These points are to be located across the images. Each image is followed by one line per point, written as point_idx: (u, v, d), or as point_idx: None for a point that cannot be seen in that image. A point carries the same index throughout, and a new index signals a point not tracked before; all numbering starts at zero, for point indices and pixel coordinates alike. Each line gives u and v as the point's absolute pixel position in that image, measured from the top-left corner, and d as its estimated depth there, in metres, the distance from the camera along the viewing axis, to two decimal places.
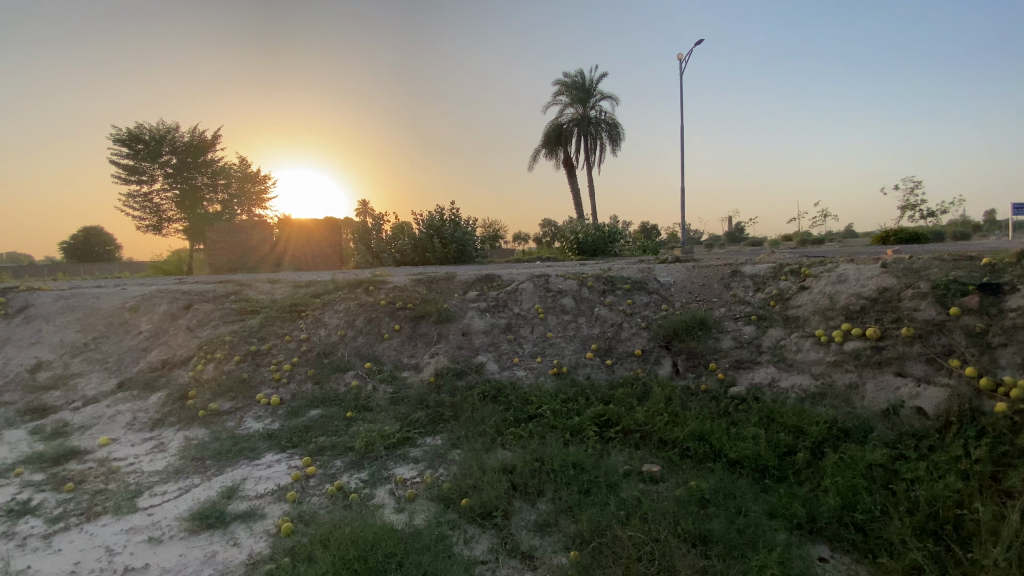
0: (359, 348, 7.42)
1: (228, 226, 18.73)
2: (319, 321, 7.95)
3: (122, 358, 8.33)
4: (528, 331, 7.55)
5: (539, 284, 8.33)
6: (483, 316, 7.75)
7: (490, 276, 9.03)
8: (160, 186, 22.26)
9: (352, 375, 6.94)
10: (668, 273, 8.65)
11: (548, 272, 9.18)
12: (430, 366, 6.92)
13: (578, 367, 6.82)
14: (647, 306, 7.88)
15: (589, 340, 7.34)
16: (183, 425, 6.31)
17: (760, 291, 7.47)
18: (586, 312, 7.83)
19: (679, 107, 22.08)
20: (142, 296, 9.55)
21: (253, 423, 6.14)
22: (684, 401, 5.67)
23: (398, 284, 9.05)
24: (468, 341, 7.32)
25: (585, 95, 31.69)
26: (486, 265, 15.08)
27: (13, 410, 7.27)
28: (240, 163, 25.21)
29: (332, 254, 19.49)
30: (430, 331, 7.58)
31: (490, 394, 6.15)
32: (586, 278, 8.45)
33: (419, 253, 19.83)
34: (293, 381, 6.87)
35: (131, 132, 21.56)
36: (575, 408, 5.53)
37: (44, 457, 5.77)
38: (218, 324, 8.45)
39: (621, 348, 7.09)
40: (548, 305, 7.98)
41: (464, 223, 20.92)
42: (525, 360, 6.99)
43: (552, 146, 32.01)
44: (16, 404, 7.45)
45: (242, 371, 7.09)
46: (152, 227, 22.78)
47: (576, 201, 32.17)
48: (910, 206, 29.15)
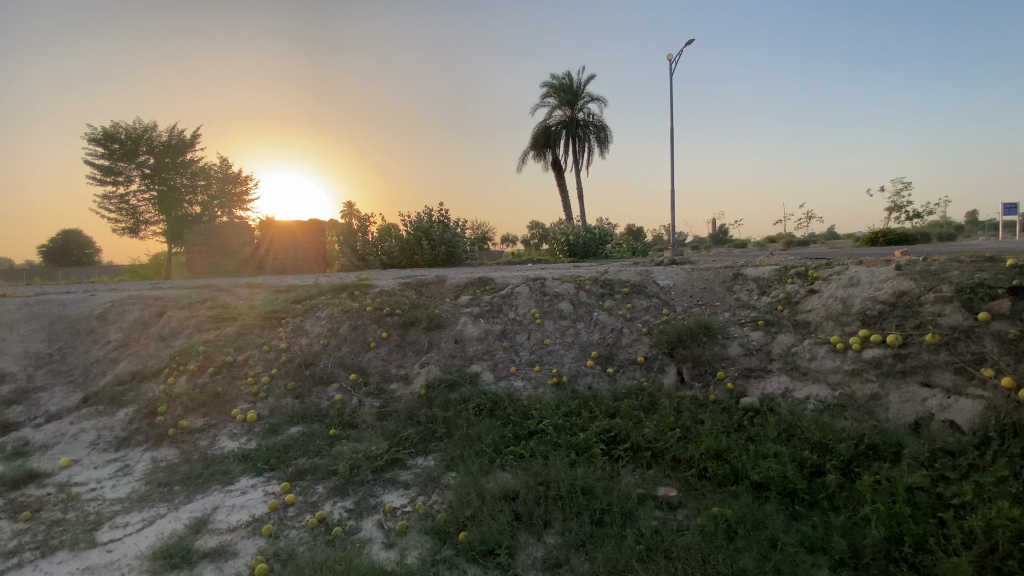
0: (344, 358, 6.94)
1: (206, 231, 17.91)
2: (301, 328, 7.45)
3: (88, 370, 7.74)
4: (524, 338, 7.13)
5: (534, 288, 7.92)
6: (476, 322, 7.31)
7: (482, 279, 8.60)
8: (137, 187, 21.43)
9: (335, 388, 6.48)
10: (668, 275, 8.29)
11: (542, 275, 8.77)
12: (420, 377, 6.47)
13: (578, 376, 6.42)
14: (647, 311, 7.52)
15: (588, 347, 6.95)
16: (151, 445, 5.76)
17: (765, 294, 7.15)
18: (584, 317, 7.43)
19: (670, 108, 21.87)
20: (111, 303, 8.94)
21: (227, 442, 5.63)
22: (694, 413, 5.29)
23: (386, 288, 8.57)
24: (461, 349, 6.88)
25: (574, 97, 31.45)
26: (476, 268, 14.62)
27: None
28: (220, 163, 24.44)
29: (317, 256, 18.87)
30: (420, 338, 7.12)
31: (486, 408, 5.73)
32: (583, 281, 8.06)
33: (407, 256, 19.32)
34: (271, 395, 6.38)
35: (106, 131, 20.72)
36: (579, 422, 5.12)
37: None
38: (192, 333, 7.89)
39: (623, 355, 6.71)
40: (544, 310, 7.57)
41: (453, 225, 20.45)
42: (522, 370, 6.57)
43: (541, 148, 31.67)
44: None
45: (217, 384, 6.56)
46: (129, 230, 21.92)
47: (565, 202, 31.82)
48: (897, 208, 29.31)
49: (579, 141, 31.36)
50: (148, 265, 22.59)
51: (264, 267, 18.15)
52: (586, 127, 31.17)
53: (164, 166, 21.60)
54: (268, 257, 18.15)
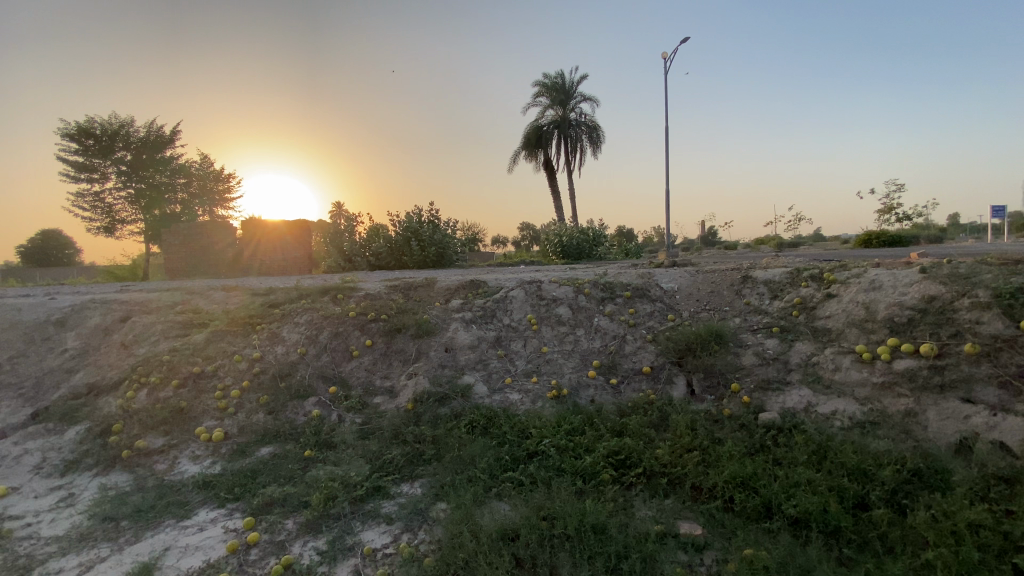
0: (323, 368, 6.34)
1: (188, 226, 17.35)
2: (277, 336, 6.83)
3: (41, 382, 6.88)
4: (521, 346, 6.59)
5: (530, 291, 7.39)
6: (468, 328, 6.74)
7: (474, 282, 8.04)
8: (113, 185, 20.55)
9: (313, 402, 5.89)
10: (671, 278, 7.79)
11: (537, 277, 8.23)
12: (407, 389, 5.90)
13: (580, 388, 5.87)
14: (651, 316, 7.02)
15: (589, 355, 6.42)
16: (100, 470, 5.15)
17: (777, 299, 6.68)
18: (584, 323, 6.91)
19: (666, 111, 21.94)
20: (71, 307, 8.02)
21: (189, 466, 5.03)
22: (711, 431, 4.77)
23: (371, 291, 7.98)
24: (451, 358, 6.32)
25: (566, 98, 31.02)
26: (466, 270, 14.02)
27: None
28: (202, 162, 23.60)
29: (303, 259, 18.17)
30: (406, 347, 6.54)
31: (480, 425, 5.17)
32: (582, 284, 7.52)
33: (395, 257, 18.74)
34: (241, 411, 5.77)
35: (80, 126, 19.80)
36: (583, 442, 4.57)
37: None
38: (158, 340, 7.21)
39: (627, 365, 6.18)
40: (541, 316, 7.03)
41: (442, 225, 19.87)
42: (518, 381, 6.02)
43: (532, 149, 31.15)
44: None
45: (181, 399, 5.92)
46: (104, 229, 21.06)
47: (557, 203, 31.29)
48: (888, 210, 29.23)
49: (571, 141, 30.92)
50: (124, 266, 21.63)
51: (249, 269, 17.42)
52: (578, 127, 30.80)
53: (142, 163, 20.68)
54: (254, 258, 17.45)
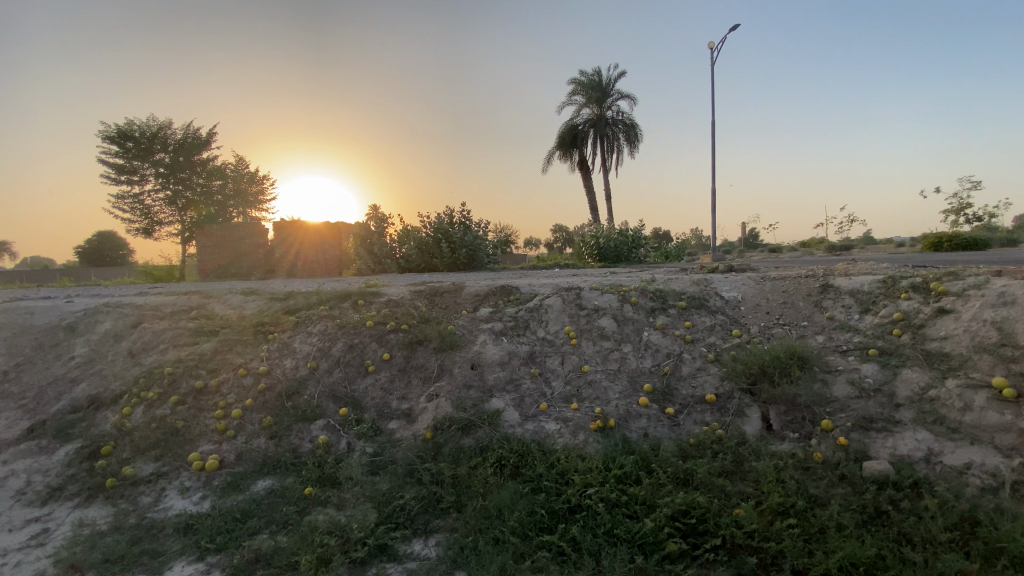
0: (334, 386, 5.58)
1: (221, 229, 17.06)
2: (287, 346, 6.08)
3: (43, 394, 6.08)
4: (557, 364, 5.66)
5: (568, 299, 6.47)
6: (498, 341, 5.86)
7: (505, 289, 7.19)
8: (152, 187, 20.82)
9: (321, 427, 5.14)
10: (733, 287, 6.73)
11: (576, 283, 7.31)
12: (426, 414, 5.09)
13: (630, 418, 4.90)
14: (712, 331, 6.00)
15: (640, 378, 5.45)
16: (81, 501, 4.39)
17: (870, 313, 5.56)
18: (632, 338, 5.94)
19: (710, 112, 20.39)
20: (84, 313, 7.23)
21: (176, 501, 4.33)
22: (802, 483, 3.78)
23: (394, 296, 7.26)
24: (478, 377, 5.45)
25: (602, 95, 29.83)
26: (498, 274, 13.17)
27: None
28: (237, 164, 23.73)
29: (333, 262, 17.75)
30: (428, 362, 5.70)
31: (510, 464, 4.31)
32: (628, 292, 6.56)
33: (426, 258, 18.17)
34: (241, 435, 5.08)
35: (121, 129, 20.12)
36: (640, 494, 3.67)
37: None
38: (166, 349, 6.54)
39: (685, 392, 5.21)
40: (581, 328, 6.09)
41: (474, 226, 19.18)
42: (555, 408, 5.09)
43: (567, 149, 30.09)
44: None
45: (178, 418, 5.27)
46: (143, 231, 21.38)
47: (591, 203, 30.19)
48: (958, 210, 26.75)
49: (608, 141, 29.77)
50: (162, 268, 21.86)
51: (292, 270, 16.95)
52: (615, 126, 29.65)
53: (179, 165, 20.84)
54: (296, 261, 16.97)
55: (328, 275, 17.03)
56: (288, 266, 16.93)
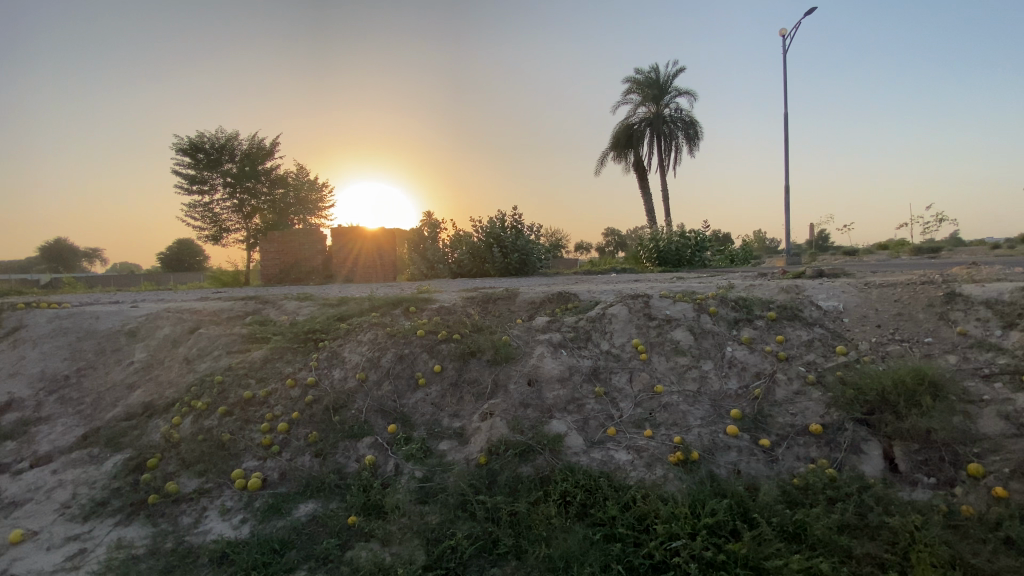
0: (383, 400, 5.17)
1: (283, 235, 17.48)
2: (336, 355, 5.76)
3: (101, 399, 6.05)
4: (625, 382, 4.98)
5: (635, 307, 5.77)
6: (558, 354, 5.27)
7: (563, 296, 6.62)
8: (220, 196, 21.79)
9: (368, 444, 4.75)
10: (831, 295, 5.83)
11: (643, 289, 6.61)
12: (480, 434, 4.56)
13: (716, 451, 4.23)
14: (809, 347, 5.18)
15: (725, 402, 4.74)
16: (122, 519, 4.16)
17: (1016, 329, 4.67)
18: (712, 353, 5.20)
19: (782, 106, 18.95)
20: (145, 317, 7.24)
21: (216, 524, 4.06)
22: (954, 549, 3.17)
23: (446, 302, 6.85)
24: (536, 395, 4.88)
25: (660, 93, 28.64)
26: (552, 279, 12.57)
27: None
28: (297, 172, 24.51)
29: (389, 267, 17.80)
30: (482, 377, 5.18)
31: (577, 502, 3.79)
32: (705, 300, 5.79)
33: (477, 263, 17.90)
34: (287, 451, 4.79)
35: (193, 141, 21.23)
36: (741, 553, 3.23)
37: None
38: (220, 355, 6.41)
39: (782, 421, 4.49)
40: (651, 341, 5.38)
41: (527, 230, 18.74)
42: (624, 434, 4.44)
43: (622, 150, 29.06)
44: None
45: (225, 430, 5.04)
46: (212, 237, 22.44)
47: (648, 203, 28.96)
48: None
49: (666, 139, 28.51)
50: (228, 273, 22.87)
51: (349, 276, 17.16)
52: (673, 124, 28.38)
53: (245, 174, 21.72)
54: (355, 266, 17.16)
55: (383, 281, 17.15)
56: (347, 272, 17.12)
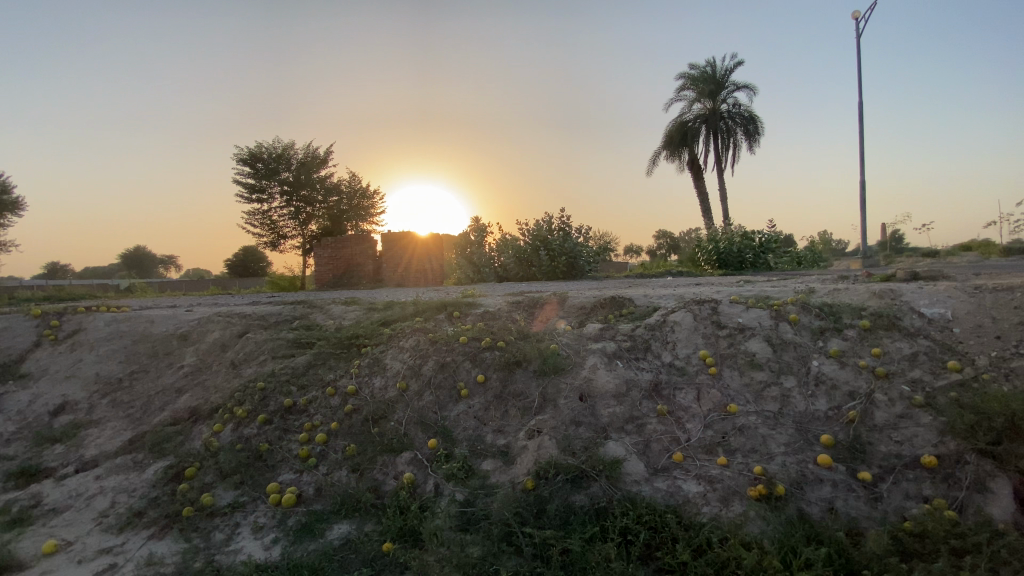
0: (424, 412, 4.79)
1: (334, 241, 17.82)
2: (378, 362, 5.46)
3: (150, 403, 6.09)
4: (692, 399, 4.39)
5: (702, 314, 5.15)
6: (613, 366, 4.73)
7: (618, 301, 6.07)
8: (277, 203, 22.60)
9: (407, 461, 4.40)
10: (938, 300, 4.96)
11: (708, 294, 5.94)
12: (528, 455, 4.10)
13: (806, 484, 3.61)
14: (916, 362, 4.38)
15: (813, 426, 4.06)
16: (155, 532, 4.07)
17: None
18: (795, 367, 4.50)
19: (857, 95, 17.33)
20: (197, 320, 7.30)
21: (247, 543, 3.86)
22: None
23: (492, 308, 6.44)
24: (589, 412, 4.37)
25: (716, 88, 27.25)
26: (604, 283, 11.94)
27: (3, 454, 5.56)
28: (350, 179, 25.07)
29: (436, 272, 17.72)
30: (529, 389, 4.72)
31: (639, 543, 3.34)
32: (783, 307, 5.09)
33: (524, 268, 17.50)
34: (323, 464, 4.54)
35: (253, 152, 22.14)
36: None
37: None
38: (265, 360, 6.31)
39: (886, 451, 3.78)
40: (721, 352, 4.74)
41: (576, 232, 18.14)
42: (693, 460, 3.87)
43: (675, 149, 27.85)
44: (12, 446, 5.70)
45: (264, 440, 4.86)
46: (270, 244, 23.32)
47: (704, 203, 27.60)
48: None
49: (723, 137, 27.08)
50: (285, 278, 23.68)
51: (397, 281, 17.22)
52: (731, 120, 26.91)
53: (300, 183, 22.41)
54: (403, 270, 17.16)
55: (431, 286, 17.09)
56: (396, 277, 17.20)
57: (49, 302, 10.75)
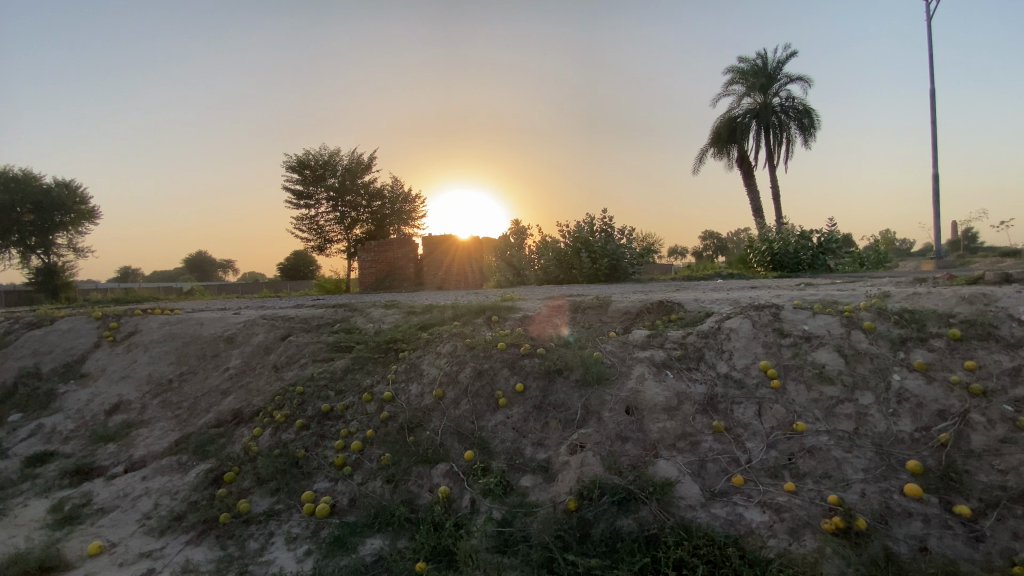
0: (460, 421, 4.58)
1: (377, 245, 18.07)
2: (415, 368, 5.30)
3: (196, 404, 6.21)
4: (753, 415, 3.97)
5: (762, 321, 4.70)
6: (663, 377, 4.37)
7: (666, 306, 5.68)
8: (324, 209, 23.24)
9: (443, 473, 4.20)
10: None
11: (768, 298, 5.46)
12: (570, 472, 3.81)
13: (890, 518, 3.15)
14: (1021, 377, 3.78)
15: (896, 449, 3.56)
16: (193, 537, 4.08)
17: None
18: (873, 381, 3.99)
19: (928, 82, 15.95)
20: (243, 323, 7.43)
21: (280, 554, 3.78)
22: None
23: (532, 312, 6.18)
24: (637, 427, 4.03)
25: (768, 81, 25.95)
26: (650, 287, 11.41)
27: (60, 453, 5.79)
28: (393, 184, 25.48)
29: (476, 274, 17.62)
30: (571, 399, 4.43)
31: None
32: (855, 314, 4.57)
33: (565, 270, 17.13)
34: (358, 473, 4.41)
35: (301, 159, 22.87)
36: None
37: (1, 573, 3.82)
38: (306, 364, 6.30)
39: (989, 482, 3.26)
40: (785, 363, 4.29)
41: (619, 234, 17.59)
42: (754, 485, 3.48)
43: (724, 146, 26.73)
44: (70, 444, 5.93)
45: (301, 445, 4.78)
46: (317, 248, 24.00)
47: (755, 202, 26.32)
48: None
49: (776, 132, 25.73)
50: (331, 281, 24.32)
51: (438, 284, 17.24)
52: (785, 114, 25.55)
53: (346, 188, 22.95)
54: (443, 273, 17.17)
55: (470, 288, 17.04)
56: (436, 280, 17.23)
57: (118, 304, 11.48)
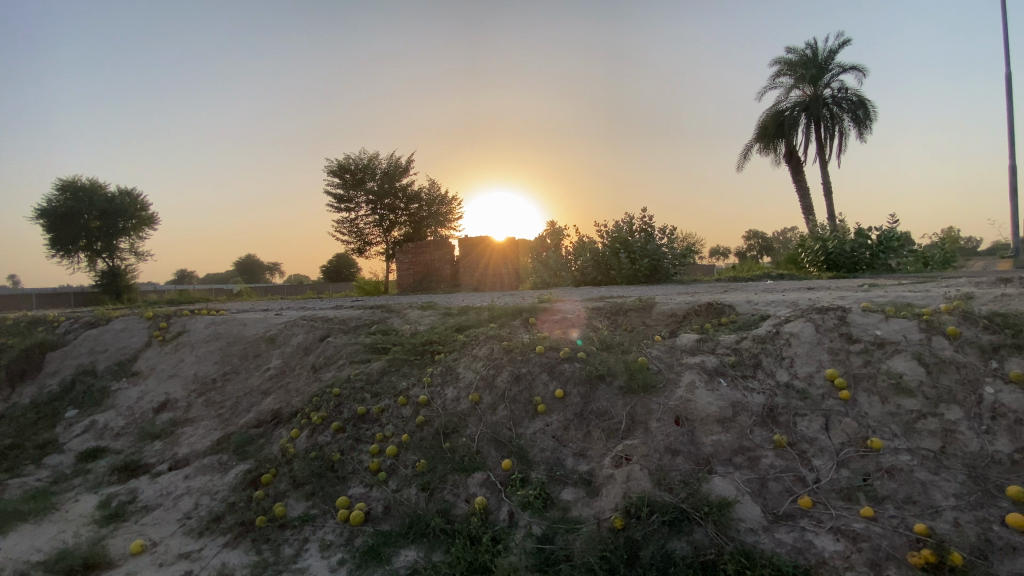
0: (498, 428, 4.38)
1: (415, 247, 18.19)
2: (450, 371, 5.14)
3: (238, 404, 6.28)
4: (820, 429, 3.58)
5: (827, 325, 4.28)
6: (716, 385, 4.03)
7: (717, 308, 5.31)
8: (364, 212, 23.67)
9: (479, 482, 4.01)
10: None
11: (830, 300, 5.00)
12: (615, 486, 3.54)
13: (990, 554, 2.74)
14: None
15: (993, 473, 3.11)
16: (230, 540, 4.05)
17: None
18: (962, 394, 3.53)
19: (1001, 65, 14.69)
20: (283, 324, 7.51)
21: (314, 562, 3.70)
22: None
23: (571, 314, 5.92)
24: (688, 439, 3.71)
25: (819, 71, 24.64)
26: (694, 287, 10.90)
27: (111, 449, 5.98)
28: (430, 186, 25.69)
29: (512, 275, 17.44)
30: (615, 408, 4.15)
31: None
32: (936, 318, 4.09)
33: (603, 271, 16.73)
34: (393, 479, 4.28)
35: (342, 164, 23.37)
36: None
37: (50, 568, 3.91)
38: (343, 365, 6.27)
39: None
40: (855, 372, 3.87)
41: (660, 233, 17.02)
42: (824, 508, 3.11)
43: (770, 141, 25.58)
44: (120, 440, 6.11)
45: (336, 449, 4.68)
46: (357, 250, 24.46)
47: (804, 199, 25.04)
48: None
49: (827, 124, 24.40)
50: (371, 283, 24.75)
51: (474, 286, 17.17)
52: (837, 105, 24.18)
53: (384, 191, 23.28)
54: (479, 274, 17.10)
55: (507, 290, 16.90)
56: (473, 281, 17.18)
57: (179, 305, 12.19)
